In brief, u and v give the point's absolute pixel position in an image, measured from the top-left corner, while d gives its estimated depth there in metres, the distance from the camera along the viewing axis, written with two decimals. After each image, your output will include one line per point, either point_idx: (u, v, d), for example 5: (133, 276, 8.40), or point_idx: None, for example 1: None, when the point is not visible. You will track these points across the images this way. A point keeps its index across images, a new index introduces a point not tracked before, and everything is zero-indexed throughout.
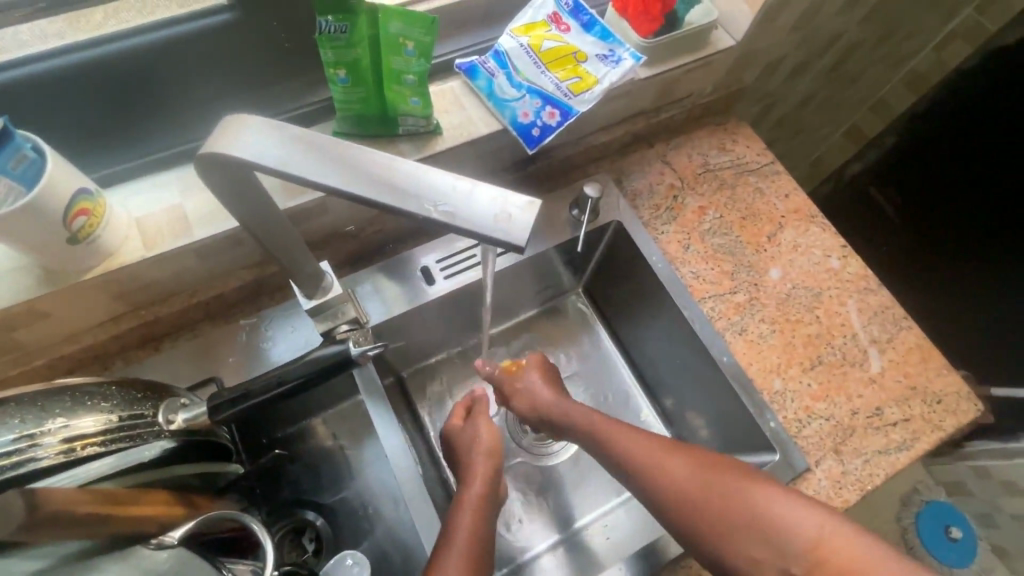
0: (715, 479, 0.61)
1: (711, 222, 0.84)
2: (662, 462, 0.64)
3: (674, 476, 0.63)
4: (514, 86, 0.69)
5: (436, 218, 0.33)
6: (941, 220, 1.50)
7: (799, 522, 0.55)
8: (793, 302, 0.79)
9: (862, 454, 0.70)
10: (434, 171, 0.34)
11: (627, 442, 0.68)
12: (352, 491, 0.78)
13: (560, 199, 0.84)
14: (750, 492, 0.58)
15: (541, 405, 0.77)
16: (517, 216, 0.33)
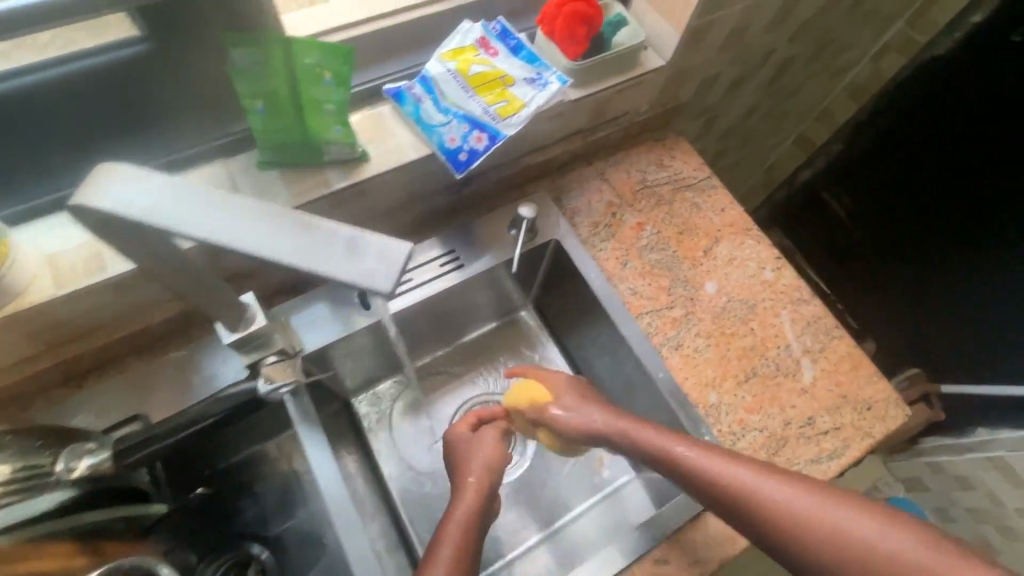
0: (754, 474, 0.55)
1: (649, 238, 0.85)
2: (694, 459, 0.59)
3: (717, 469, 0.57)
4: (441, 111, 0.69)
5: (299, 267, 0.31)
6: (918, 229, 1.47)
7: (886, 546, 0.47)
8: (728, 315, 0.81)
9: (794, 465, 0.72)
10: (310, 217, 0.33)
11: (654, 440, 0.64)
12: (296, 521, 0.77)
13: (500, 219, 0.85)
14: (833, 514, 0.50)
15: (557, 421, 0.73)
16: (384, 267, 0.32)
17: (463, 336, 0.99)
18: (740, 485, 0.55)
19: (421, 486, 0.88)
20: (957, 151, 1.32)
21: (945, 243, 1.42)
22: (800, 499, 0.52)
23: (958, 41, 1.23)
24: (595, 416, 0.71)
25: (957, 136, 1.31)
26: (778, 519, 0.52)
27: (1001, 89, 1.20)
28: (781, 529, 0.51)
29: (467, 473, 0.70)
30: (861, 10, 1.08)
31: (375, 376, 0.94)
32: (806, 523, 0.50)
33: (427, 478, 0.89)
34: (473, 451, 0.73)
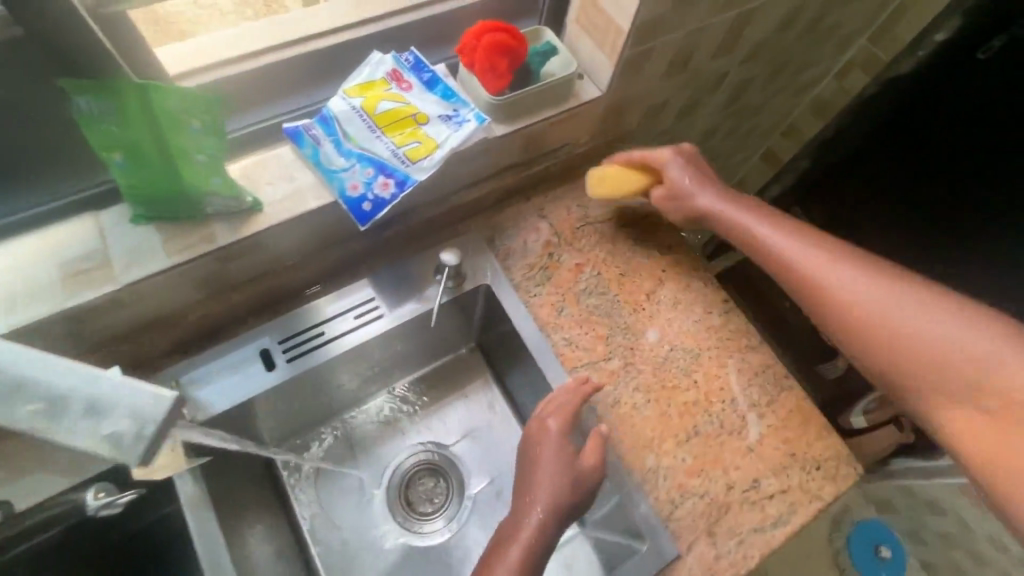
0: (841, 267, 0.61)
1: (588, 281, 0.79)
2: (793, 250, 0.65)
3: (798, 257, 0.64)
4: (343, 155, 0.63)
5: (34, 424, 0.32)
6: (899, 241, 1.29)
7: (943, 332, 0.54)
8: (670, 366, 0.75)
9: (737, 535, 0.67)
10: (62, 363, 0.34)
11: (763, 232, 0.68)
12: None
13: (426, 261, 0.77)
14: (918, 302, 0.56)
15: (663, 194, 0.76)
16: (133, 418, 0.33)
17: (402, 378, 0.93)
18: (836, 277, 0.61)
19: (345, 552, 0.83)
20: (949, 151, 1.17)
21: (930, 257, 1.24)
22: (903, 298, 0.57)
23: (921, 60, 1.18)
24: (712, 202, 0.72)
25: (948, 135, 1.17)
26: (855, 305, 0.59)
27: (991, 92, 1.09)
28: (850, 303, 0.59)
29: (535, 489, 0.63)
30: (818, 29, 1.03)
31: (300, 427, 0.87)
32: (874, 313, 0.57)
33: (352, 541, 0.84)
34: (540, 462, 0.65)
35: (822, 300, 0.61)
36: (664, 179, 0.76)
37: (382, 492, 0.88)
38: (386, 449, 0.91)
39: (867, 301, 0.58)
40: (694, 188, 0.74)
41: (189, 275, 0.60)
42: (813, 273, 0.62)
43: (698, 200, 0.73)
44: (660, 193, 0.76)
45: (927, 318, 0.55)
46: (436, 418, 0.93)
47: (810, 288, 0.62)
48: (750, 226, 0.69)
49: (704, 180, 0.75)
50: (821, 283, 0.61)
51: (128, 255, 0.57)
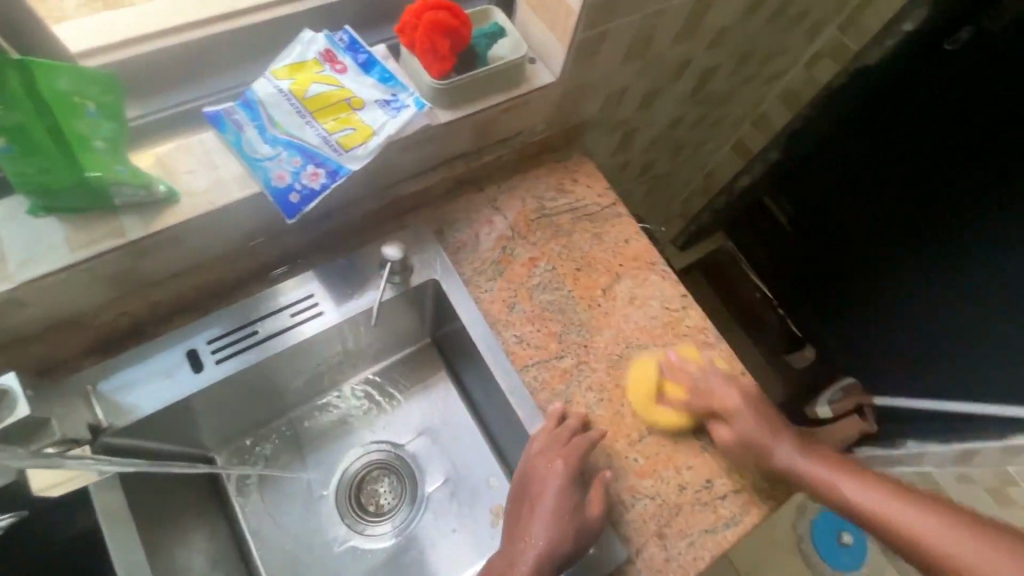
0: (892, 503, 0.62)
1: (542, 276, 0.76)
2: (852, 490, 0.64)
3: (864, 500, 0.63)
4: (267, 141, 0.58)
5: None
6: (911, 274, 1.29)
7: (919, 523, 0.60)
8: (625, 364, 0.73)
9: (687, 536, 0.65)
10: None
11: (820, 469, 0.66)
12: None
13: (370, 256, 0.73)
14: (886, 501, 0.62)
15: (731, 442, 0.68)
16: None
17: (356, 376, 0.90)
18: (906, 525, 0.60)
19: (290, 554, 0.80)
20: (934, 165, 1.17)
21: (940, 282, 1.24)
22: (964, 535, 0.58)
23: (889, 50, 1.16)
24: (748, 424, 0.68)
25: (927, 148, 1.17)
26: (934, 554, 0.58)
27: (963, 88, 1.08)
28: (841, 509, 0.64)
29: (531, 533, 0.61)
30: (782, 18, 1.01)
31: (245, 427, 0.83)
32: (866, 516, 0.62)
33: (297, 545, 0.80)
34: (542, 501, 0.63)
35: (905, 548, 0.60)
36: (727, 420, 0.69)
37: (331, 496, 0.84)
38: (338, 448, 0.87)
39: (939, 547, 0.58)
40: (769, 438, 0.68)
41: (100, 271, 0.55)
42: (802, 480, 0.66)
43: (766, 446, 0.67)
44: (725, 434, 0.68)
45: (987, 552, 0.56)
46: (391, 417, 0.90)
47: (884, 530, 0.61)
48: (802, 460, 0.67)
49: (758, 411, 0.70)
50: (899, 533, 0.60)
51: (26, 251, 0.52)
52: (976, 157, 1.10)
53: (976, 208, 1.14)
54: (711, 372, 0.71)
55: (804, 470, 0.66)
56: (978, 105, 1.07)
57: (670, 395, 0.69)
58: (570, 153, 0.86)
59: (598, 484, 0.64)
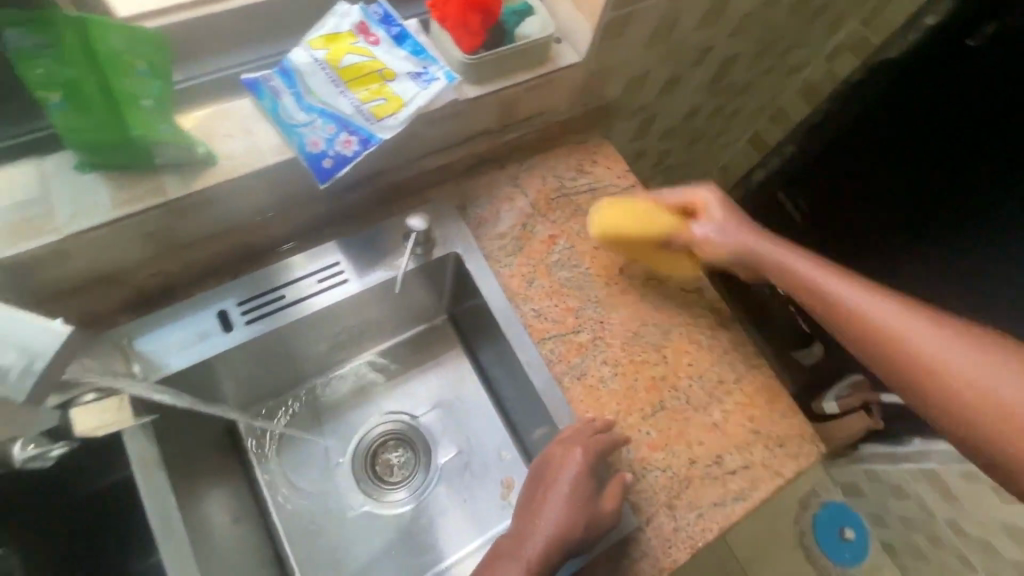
0: (911, 319, 0.58)
1: (560, 253, 0.78)
2: (918, 335, 0.56)
3: (874, 317, 0.59)
4: (303, 109, 0.60)
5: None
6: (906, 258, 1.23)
7: (962, 369, 0.54)
8: (640, 341, 0.74)
9: (696, 508, 0.67)
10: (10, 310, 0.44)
11: (830, 283, 0.64)
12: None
13: (394, 227, 0.75)
14: (942, 343, 0.55)
15: (710, 237, 0.73)
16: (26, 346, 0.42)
17: (374, 348, 0.92)
18: (909, 336, 0.57)
19: (309, 516, 0.82)
20: (936, 163, 1.14)
21: (931, 274, 1.20)
22: (976, 350, 0.54)
23: (913, 44, 1.15)
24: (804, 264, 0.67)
25: (928, 143, 1.15)
26: (935, 360, 0.55)
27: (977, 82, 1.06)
28: (897, 347, 0.57)
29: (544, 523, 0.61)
30: (806, 8, 1.01)
31: (267, 392, 0.86)
32: (918, 361, 0.56)
33: (314, 507, 0.83)
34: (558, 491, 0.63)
35: (896, 372, 0.58)
36: (701, 217, 0.75)
37: (347, 463, 0.87)
38: (355, 418, 0.89)
39: (949, 359, 0.54)
40: (830, 283, 0.64)
41: (138, 229, 0.57)
42: (848, 301, 0.62)
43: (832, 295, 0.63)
44: (700, 230, 0.74)
45: (994, 368, 0.52)
46: (407, 388, 0.92)
47: (881, 351, 0.58)
48: (802, 269, 0.67)
49: (740, 218, 0.74)
50: (899, 345, 0.57)
51: (74, 207, 0.54)
52: (982, 156, 1.08)
53: (976, 203, 1.11)
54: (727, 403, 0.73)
55: (801, 276, 0.67)
56: (987, 100, 1.05)
57: (636, 210, 0.73)
58: (590, 133, 0.87)
59: (617, 483, 0.64)
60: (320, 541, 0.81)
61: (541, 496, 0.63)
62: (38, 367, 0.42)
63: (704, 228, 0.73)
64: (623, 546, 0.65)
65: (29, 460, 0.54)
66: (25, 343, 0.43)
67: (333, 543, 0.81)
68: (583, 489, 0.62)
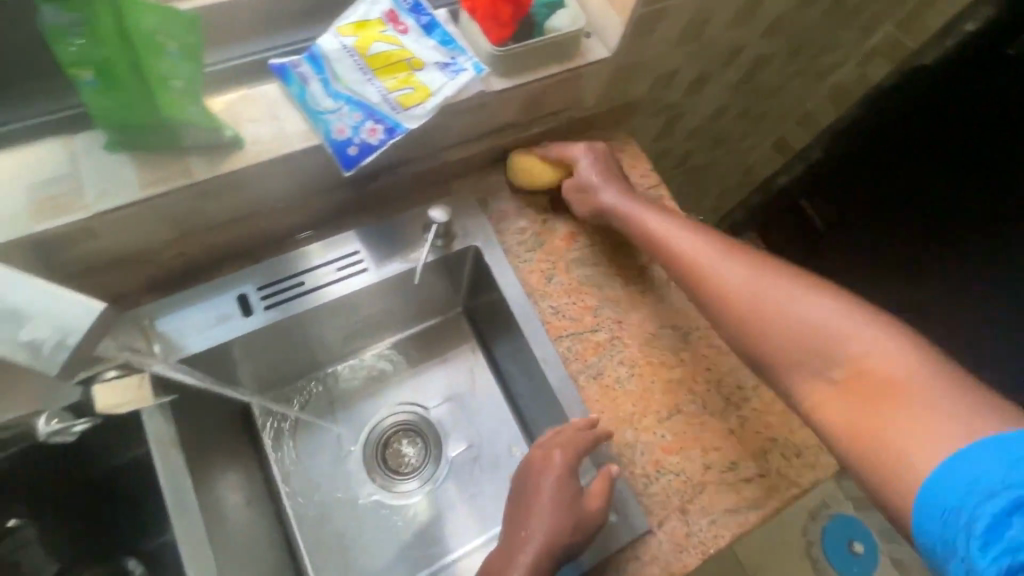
0: (772, 280, 0.60)
1: (581, 251, 0.77)
2: (790, 297, 0.58)
3: (740, 280, 0.61)
4: (330, 95, 0.60)
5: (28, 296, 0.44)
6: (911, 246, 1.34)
7: (828, 322, 0.55)
8: (658, 342, 0.73)
9: (709, 514, 0.66)
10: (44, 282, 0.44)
11: (708, 250, 0.65)
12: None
13: (414, 217, 0.75)
14: (800, 302, 0.57)
15: (585, 189, 0.74)
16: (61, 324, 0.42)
17: (389, 338, 0.92)
18: (778, 298, 0.58)
19: (318, 503, 0.82)
20: (970, 163, 1.21)
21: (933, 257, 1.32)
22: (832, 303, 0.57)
23: (950, 50, 1.11)
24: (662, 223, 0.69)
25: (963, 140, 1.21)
26: (810, 318, 0.57)
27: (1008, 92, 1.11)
28: (775, 315, 0.58)
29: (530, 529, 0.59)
30: (841, 9, 0.99)
31: (282, 378, 0.86)
32: (796, 321, 0.57)
33: (324, 493, 0.83)
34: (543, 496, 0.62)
35: (768, 333, 0.59)
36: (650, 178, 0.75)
37: (358, 451, 0.87)
38: (367, 407, 0.90)
39: (818, 317, 0.56)
40: (706, 252, 0.65)
41: (162, 210, 0.57)
42: (724, 274, 0.63)
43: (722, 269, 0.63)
44: (572, 187, 0.75)
45: (849, 322, 0.55)
46: (419, 379, 0.92)
47: (753, 313, 0.60)
48: (675, 234, 0.68)
49: (615, 175, 0.74)
50: (776, 305, 0.59)
51: (101, 185, 0.55)
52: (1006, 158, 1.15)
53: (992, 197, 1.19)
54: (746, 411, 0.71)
55: (673, 241, 0.67)
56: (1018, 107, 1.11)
57: (535, 156, 0.77)
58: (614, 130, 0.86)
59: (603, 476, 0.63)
60: (329, 528, 0.82)
61: (526, 499, 0.62)
62: (74, 339, 0.42)
63: (577, 180, 0.74)
64: (633, 548, 0.64)
65: (54, 435, 0.56)
66: (60, 317, 0.43)
67: (341, 532, 0.82)
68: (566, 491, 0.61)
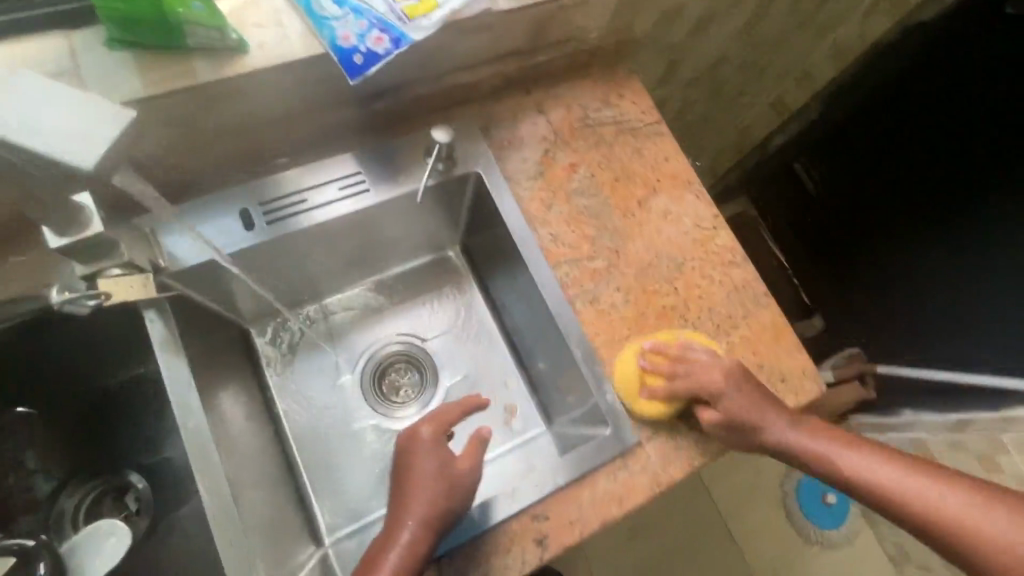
0: (835, 450, 0.62)
1: (581, 182, 0.78)
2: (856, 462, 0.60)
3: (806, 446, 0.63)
4: (336, 3, 0.61)
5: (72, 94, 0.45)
6: (912, 247, 1.33)
7: (892, 484, 0.58)
8: (653, 271, 0.76)
9: (697, 431, 0.69)
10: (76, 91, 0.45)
11: (846, 459, 0.61)
12: (181, 483, 0.73)
13: (417, 143, 0.75)
14: (862, 464, 0.60)
15: (733, 425, 0.64)
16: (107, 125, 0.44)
17: (385, 272, 0.93)
18: (843, 461, 0.61)
19: (315, 424, 0.85)
20: (955, 144, 1.19)
21: (929, 259, 1.29)
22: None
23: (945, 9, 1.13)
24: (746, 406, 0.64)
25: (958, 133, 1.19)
26: (920, 503, 0.56)
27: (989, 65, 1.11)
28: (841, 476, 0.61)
29: (409, 500, 0.58)
30: None
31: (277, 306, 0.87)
32: (864, 479, 0.59)
33: (322, 418, 0.85)
34: (413, 473, 0.61)
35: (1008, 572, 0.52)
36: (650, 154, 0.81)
37: (354, 380, 0.89)
38: (362, 337, 0.91)
39: (916, 496, 0.57)
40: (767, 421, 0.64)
41: (164, 111, 0.57)
42: (784, 437, 0.64)
43: (779, 433, 0.64)
44: (714, 417, 0.65)
45: (943, 490, 0.56)
46: (415, 313, 0.94)
47: (983, 553, 0.53)
48: (833, 453, 0.62)
49: (756, 391, 0.65)
50: (1009, 544, 0.53)
51: (103, 80, 0.54)
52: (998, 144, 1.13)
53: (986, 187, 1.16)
54: (733, 337, 0.74)
55: (860, 471, 0.60)
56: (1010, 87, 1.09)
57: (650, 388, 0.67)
58: (617, 66, 0.86)
59: (477, 438, 0.64)
60: (326, 450, 0.84)
61: (400, 483, 0.61)
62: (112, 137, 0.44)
63: (718, 413, 0.64)
64: (624, 461, 0.67)
65: (68, 304, 0.54)
66: (92, 121, 0.44)
67: (338, 455, 0.84)
68: (439, 451, 0.62)
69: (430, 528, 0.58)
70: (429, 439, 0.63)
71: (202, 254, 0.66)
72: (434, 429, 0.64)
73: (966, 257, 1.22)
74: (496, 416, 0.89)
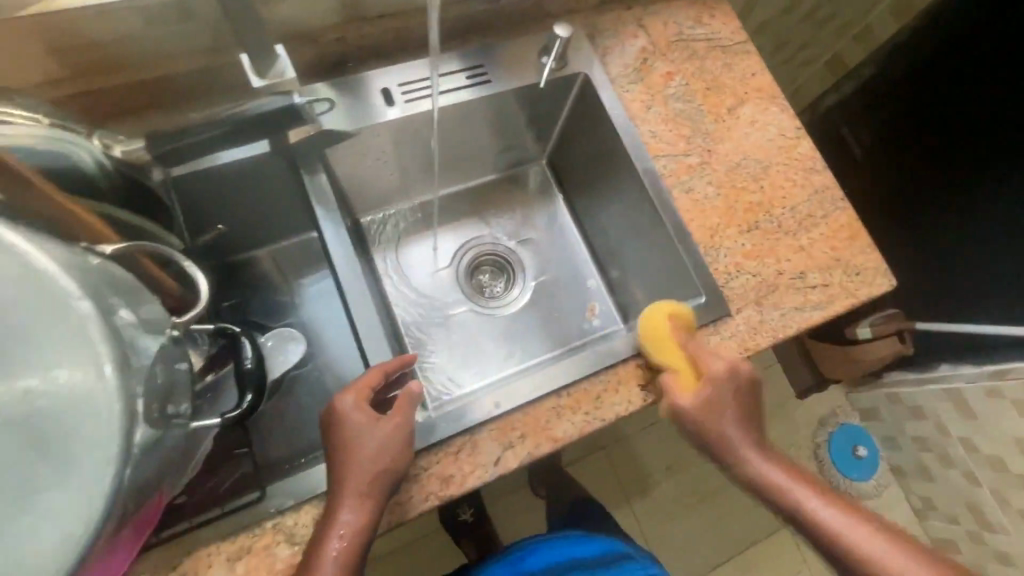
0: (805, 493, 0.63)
1: (677, 88, 0.85)
2: (824, 511, 0.62)
3: (775, 484, 0.64)
4: None
5: None
6: (930, 218, 1.34)
7: (846, 534, 0.60)
8: (742, 170, 0.83)
9: (780, 308, 0.76)
10: None
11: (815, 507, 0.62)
12: (308, 336, 0.80)
13: (531, 46, 0.83)
14: (822, 508, 0.62)
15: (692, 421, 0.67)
16: None
17: (473, 180, 1.00)
18: (808, 506, 0.62)
19: (417, 307, 0.94)
20: (973, 123, 1.18)
21: (947, 233, 1.31)
22: None
23: None
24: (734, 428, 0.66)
25: (973, 128, 1.19)
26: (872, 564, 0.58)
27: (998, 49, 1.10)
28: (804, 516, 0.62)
29: (351, 479, 0.57)
30: None
31: (383, 201, 0.95)
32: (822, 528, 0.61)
33: (424, 302, 0.95)
34: (350, 452, 0.58)
35: None
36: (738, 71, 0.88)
37: (449, 272, 0.98)
38: (455, 235, 1.00)
39: (871, 555, 0.59)
40: (748, 447, 0.66)
41: None
42: (759, 471, 0.65)
43: (753, 461, 0.66)
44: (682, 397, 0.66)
45: (899, 554, 0.58)
46: (505, 218, 1.02)
47: None
48: (805, 501, 0.63)
49: (733, 402, 0.67)
50: None
51: None
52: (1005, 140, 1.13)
53: (995, 185, 1.17)
54: (812, 233, 0.81)
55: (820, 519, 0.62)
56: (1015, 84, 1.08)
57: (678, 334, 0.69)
58: None
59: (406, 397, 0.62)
60: (426, 329, 0.92)
61: (333, 457, 0.58)
62: None
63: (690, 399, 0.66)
64: (716, 327, 0.75)
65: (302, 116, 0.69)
66: None
67: (438, 336, 0.92)
68: (374, 422, 0.59)
69: (371, 503, 0.57)
70: (352, 416, 0.59)
71: (347, 125, 0.74)
72: (358, 395, 0.61)
73: (977, 233, 1.24)
74: (578, 312, 0.97)
